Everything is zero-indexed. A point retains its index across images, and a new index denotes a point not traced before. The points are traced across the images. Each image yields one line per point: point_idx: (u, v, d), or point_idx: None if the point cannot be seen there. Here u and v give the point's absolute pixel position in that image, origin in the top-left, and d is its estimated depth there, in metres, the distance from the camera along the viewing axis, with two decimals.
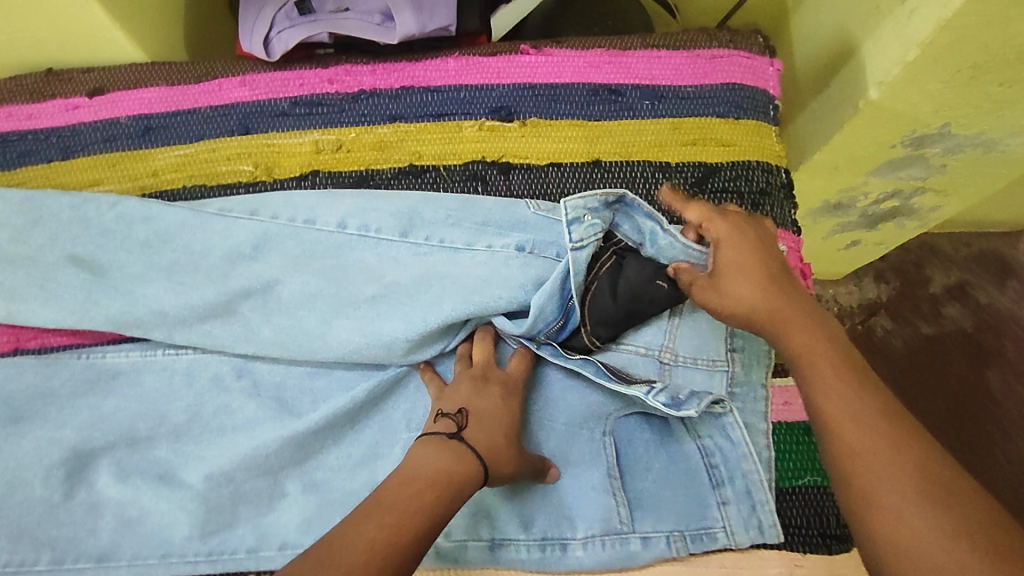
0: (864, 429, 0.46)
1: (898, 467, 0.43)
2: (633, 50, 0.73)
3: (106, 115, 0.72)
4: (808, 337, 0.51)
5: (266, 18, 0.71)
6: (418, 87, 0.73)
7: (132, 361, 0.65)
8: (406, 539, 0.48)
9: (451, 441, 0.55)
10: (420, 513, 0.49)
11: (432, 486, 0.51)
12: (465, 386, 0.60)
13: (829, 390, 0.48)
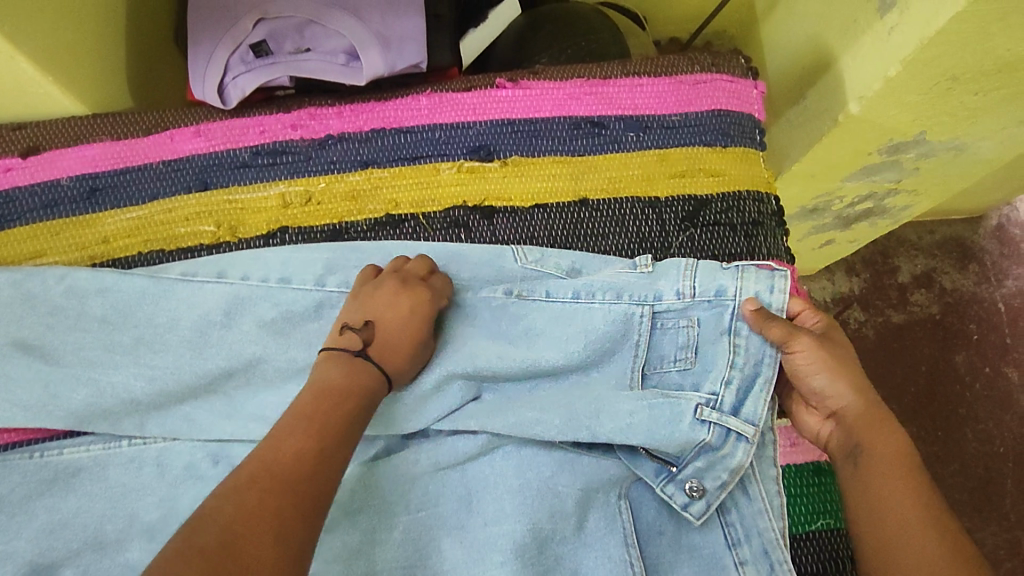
0: (914, 525, 0.51)
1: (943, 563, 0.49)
2: (615, 79, 0.70)
3: (44, 177, 0.65)
4: (886, 441, 0.55)
5: (219, 63, 0.66)
6: (391, 128, 0.68)
7: (92, 456, 0.60)
8: (324, 443, 0.49)
9: (357, 359, 0.55)
10: (330, 423, 0.50)
11: (347, 396, 0.52)
12: (376, 293, 0.59)
13: (890, 486, 0.53)
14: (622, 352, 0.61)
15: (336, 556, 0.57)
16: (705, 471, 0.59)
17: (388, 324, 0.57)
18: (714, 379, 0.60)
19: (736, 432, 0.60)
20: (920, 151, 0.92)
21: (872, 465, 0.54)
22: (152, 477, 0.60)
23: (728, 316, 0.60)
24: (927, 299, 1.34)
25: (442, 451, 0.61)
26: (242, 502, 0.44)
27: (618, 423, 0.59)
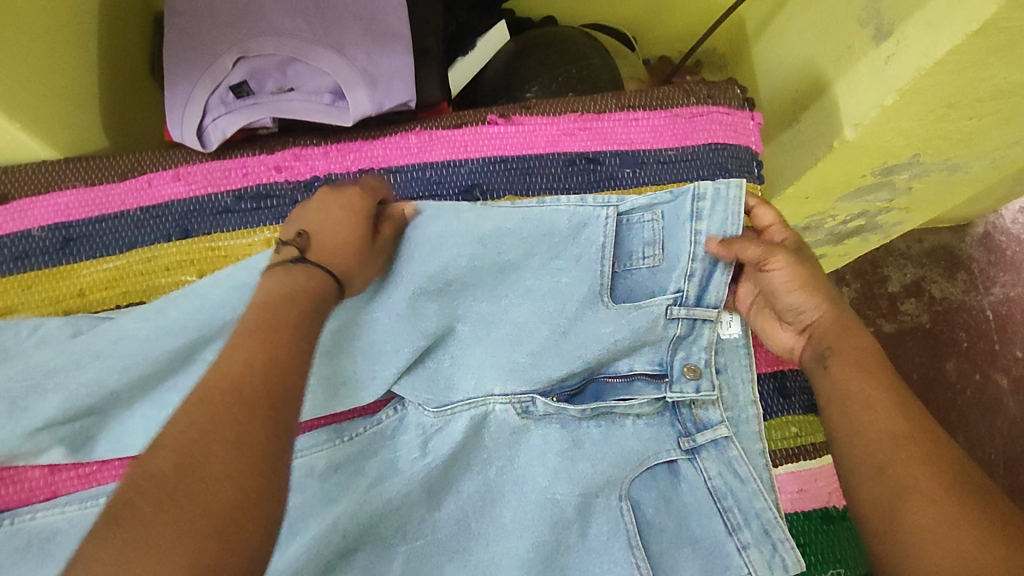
0: (894, 451, 0.47)
1: (925, 481, 0.45)
2: (609, 113, 0.68)
3: (15, 227, 0.62)
4: (846, 369, 0.52)
5: (198, 104, 0.63)
6: (379, 168, 0.66)
7: (69, 517, 0.57)
8: (274, 351, 0.43)
9: (295, 267, 0.49)
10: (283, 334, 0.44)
11: (295, 305, 0.46)
12: (308, 208, 0.53)
13: (861, 414, 0.49)
14: (586, 264, 0.58)
15: None
16: (687, 359, 0.60)
17: (319, 228, 0.51)
18: (679, 276, 0.59)
19: (702, 318, 0.59)
20: (912, 172, 0.90)
21: (841, 393, 0.51)
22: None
23: (687, 202, 0.58)
24: (917, 308, 1.28)
25: (435, 444, 0.59)
26: (197, 422, 0.39)
27: (602, 342, 0.59)
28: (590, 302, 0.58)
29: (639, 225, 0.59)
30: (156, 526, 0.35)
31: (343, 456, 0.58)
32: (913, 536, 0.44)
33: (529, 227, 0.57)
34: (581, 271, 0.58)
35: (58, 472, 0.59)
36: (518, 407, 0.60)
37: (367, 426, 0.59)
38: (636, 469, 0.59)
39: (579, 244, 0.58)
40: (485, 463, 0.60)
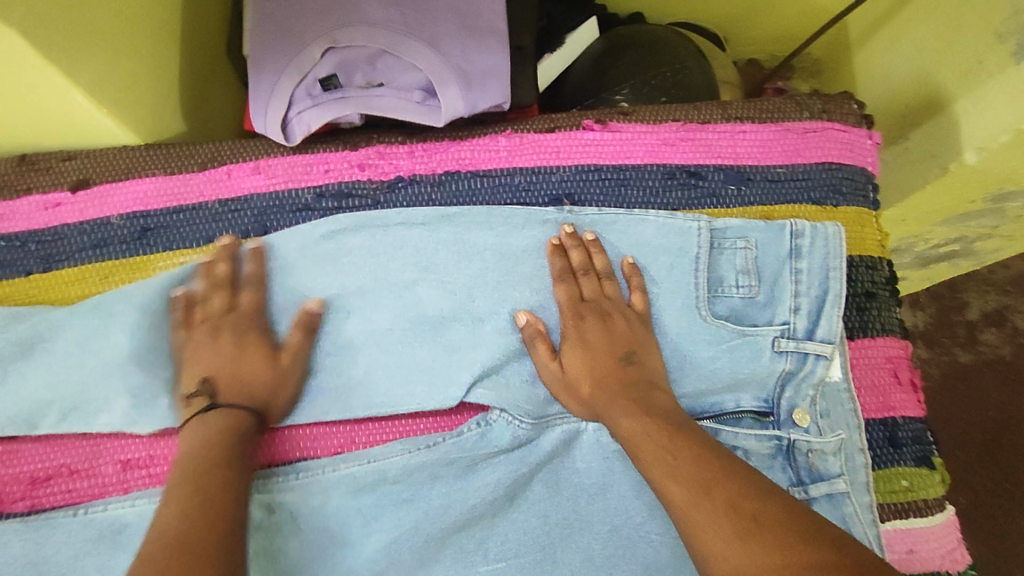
0: (700, 482, 0.43)
1: (706, 511, 0.41)
2: (714, 124, 0.63)
3: (95, 214, 0.61)
4: (631, 419, 0.50)
5: (283, 95, 0.60)
6: (466, 171, 0.62)
7: (138, 511, 0.52)
8: (217, 457, 0.46)
9: (212, 412, 0.50)
10: (217, 449, 0.47)
11: (220, 426, 0.49)
12: (203, 350, 0.53)
13: (662, 455, 0.47)
14: (681, 276, 0.58)
15: None
16: (798, 399, 0.55)
17: (231, 372, 0.52)
18: (785, 307, 0.56)
19: (814, 354, 0.55)
20: None
21: (639, 446, 0.48)
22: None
23: (785, 235, 0.57)
24: (999, 339, 1.11)
25: (524, 454, 0.55)
26: (181, 513, 0.41)
27: (708, 378, 0.56)
28: (685, 310, 0.57)
29: (730, 257, 0.58)
30: None
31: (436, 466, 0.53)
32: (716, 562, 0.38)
33: (629, 244, 0.59)
34: (675, 283, 0.58)
35: (132, 468, 0.55)
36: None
37: (446, 436, 0.54)
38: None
39: (680, 257, 0.58)
40: (580, 479, 0.55)
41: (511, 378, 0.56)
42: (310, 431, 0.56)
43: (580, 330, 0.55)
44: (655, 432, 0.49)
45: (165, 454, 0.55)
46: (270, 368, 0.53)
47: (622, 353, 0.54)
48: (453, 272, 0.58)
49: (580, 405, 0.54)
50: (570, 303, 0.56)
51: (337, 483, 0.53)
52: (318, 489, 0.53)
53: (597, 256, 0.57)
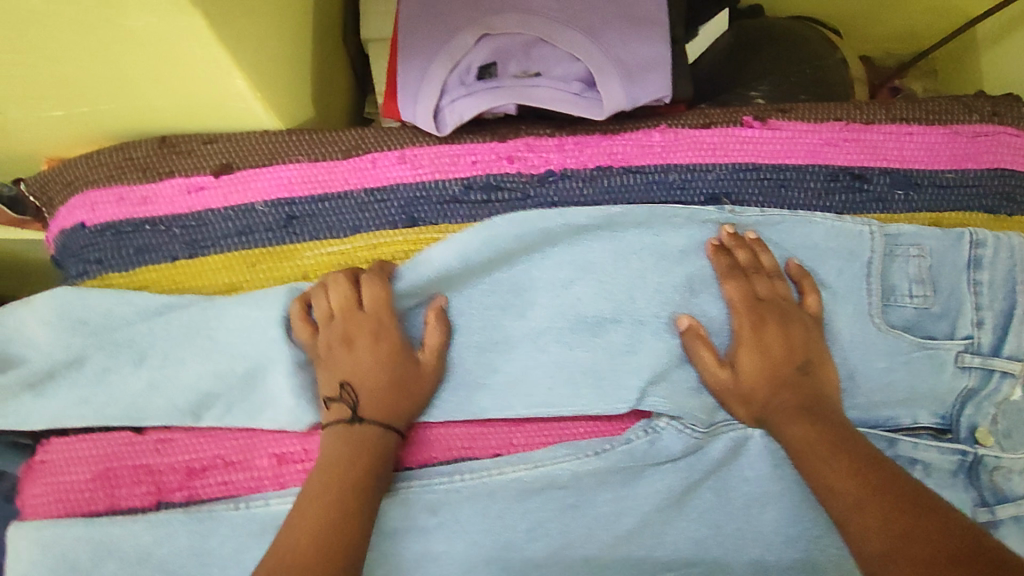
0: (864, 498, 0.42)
1: (871, 528, 0.40)
2: (879, 124, 0.60)
3: (238, 200, 0.59)
4: (799, 426, 0.49)
5: (434, 83, 0.57)
6: (618, 167, 0.60)
7: None
8: (344, 490, 0.45)
9: (355, 425, 0.49)
10: (343, 479, 0.45)
11: (359, 456, 0.47)
12: (338, 353, 0.52)
13: (826, 467, 0.46)
14: (853, 284, 0.55)
15: None
16: (977, 416, 0.54)
17: (372, 382, 0.50)
18: (967, 322, 0.54)
19: (1000, 371, 0.54)
20: None
21: (805, 455, 0.48)
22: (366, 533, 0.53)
23: (964, 245, 0.55)
24: None
25: (690, 463, 0.54)
26: (320, 525, 0.42)
27: (882, 391, 0.54)
28: (858, 319, 0.55)
29: (906, 266, 0.55)
30: None
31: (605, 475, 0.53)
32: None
33: (793, 246, 0.56)
34: (846, 289, 0.56)
35: (286, 462, 0.55)
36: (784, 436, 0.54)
37: (615, 443, 0.54)
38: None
39: (854, 264, 0.56)
40: (745, 492, 0.54)
41: (675, 383, 0.54)
42: (467, 431, 0.55)
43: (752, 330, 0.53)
44: (823, 441, 0.47)
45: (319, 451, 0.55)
46: (408, 377, 0.51)
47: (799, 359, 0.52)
48: (610, 272, 0.55)
49: (748, 406, 0.53)
50: (745, 301, 0.54)
51: (502, 485, 0.53)
52: (481, 492, 0.53)
53: (763, 255, 0.55)
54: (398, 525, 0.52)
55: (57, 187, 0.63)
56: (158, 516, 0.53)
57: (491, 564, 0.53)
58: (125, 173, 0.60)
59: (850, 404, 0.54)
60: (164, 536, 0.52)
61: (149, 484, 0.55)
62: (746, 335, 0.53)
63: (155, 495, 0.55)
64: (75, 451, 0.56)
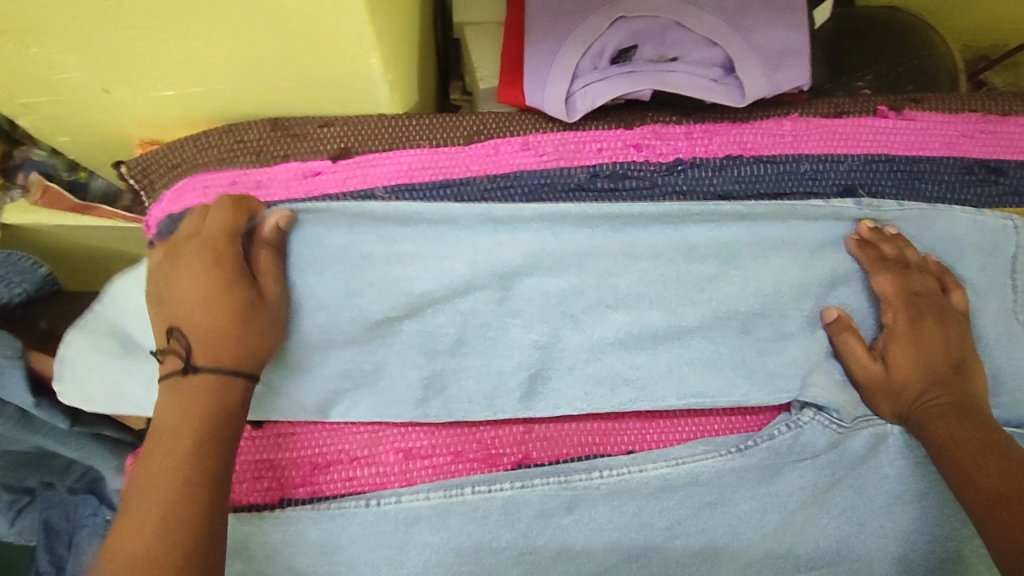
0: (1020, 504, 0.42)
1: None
2: (1013, 117, 0.58)
3: (358, 186, 0.57)
4: (950, 422, 0.48)
5: (568, 67, 0.56)
6: (749, 156, 0.58)
7: (437, 506, 0.50)
8: (199, 438, 0.42)
9: (185, 376, 0.44)
10: (196, 419, 0.43)
11: (202, 391, 0.44)
12: (173, 279, 0.46)
13: (972, 466, 0.45)
14: (995, 278, 0.56)
15: None
16: None
17: (189, 323, 0.45)
18: None
19: None
20: None
21: (953, 452, 0.47)
22: (502, 531, 0.50)
23: None
24: None
25: (831, 459, 0.52)
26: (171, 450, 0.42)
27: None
28: (1001, 315, 0.56)
29: None
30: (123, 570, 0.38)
31: (747, 471, 0.51)
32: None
33: (933, 240, 0.56)
34: (990, 281, 0.56)
35: (413, 458, 0.52)
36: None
37: (758, 439, 0.52)
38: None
39: (998, 258, 0.56)
40: (889, 492, 0.52)
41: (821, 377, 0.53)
42: (599, 426, 0.54)
43: (906, 322, 0.53)
44: (973, 440, 0.47)
45: (448, 444, 0.52)
46: (215, 305, 0.44)
47: (951, 351, 0.52)
48: (752, 267, 0.53)
49: (896, 400, 0.51)
50: (899, 295, 0.53)
51: (645, 484, 0.50)
52: (621, 491, 0.50)
53: (910, 249, 0.54)
54: (537, 524, 0.50)
55: (159, 171, 0.60)
56: (284, 516, 0.50)
57: (631, 563, 0.51)
58: (238, 156, 0.58)
59: (996, 399, 0.55)
60: (293, 534, 0.49)
61: (271, 479, 0.51)
62: (901, 331, 0.52)
63: (278, 491, 0.51)
64: None
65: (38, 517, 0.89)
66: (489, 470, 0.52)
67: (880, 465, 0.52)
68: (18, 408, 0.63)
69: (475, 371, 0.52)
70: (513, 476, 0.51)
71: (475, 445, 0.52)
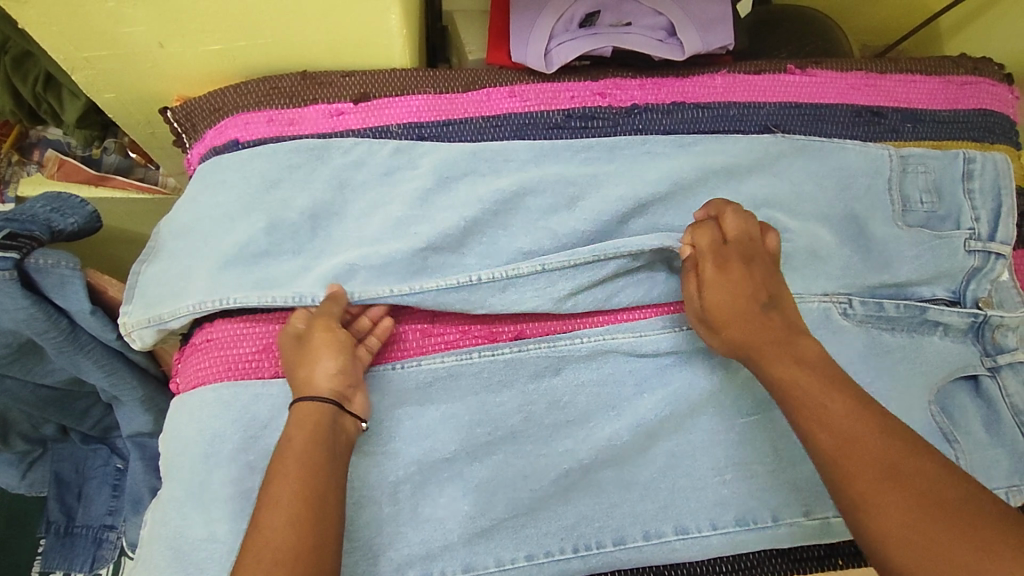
0: (850, 446, 0.45)
1: (860, 470, 0.44)
2: (890, 75, 0.75)
3: (375, 123, 0.69)
4: (784, 363, 0.51)
5: (546, 29, 0.70)
6: (689, 103, 0.72)
7: (450, 367, 0.61)
8: (319, 459, 0.50)
9: (331, 423, 0.53)
10: (323, 450, 0.51)
11: (320, 433, 0.52)
12: (311, 351, 0.56)
13: (816, 404, 0.48)
14: (877, 192, 0.71)
15: (695, 477, 0.62)
16: (979, 290, 0.69)
17: (309, 367, 0.55)
18: (967, 217, 0.70)
19: (996, 253, 0.69)
20: None
21: (789, 382, 0.50)
22: (502, 389, 0.61)
23: (959, 161, 0.71)
24: None
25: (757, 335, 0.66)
26: (300, 468, 0.49)
27: (916, 271, 0.69)
28: (886, 223, 0.70)
29: (913, 182, 0.71)
30: (276, 567, 0.44)
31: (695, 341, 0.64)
32: (870, 522, 0.42)
33: (833, 166, 0.71)
34: (872, 200, 0.70)
35: (429, 335, 0.63)
36: (839, 306, 0.67)
37: None
38: (931, 393, 0.66)
39: (880, 179, 0.71)
40: None
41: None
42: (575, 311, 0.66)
43: (710, 273, 0.58)
44: (814, 377, 0.50)
45: (457, 323, 0.64)
46: (344, 356, 0.57)
47: (753, 317, 0.55)
48: (698, 183, 0.68)
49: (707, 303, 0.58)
50: (712, 246, 0.60)
51: (614, 347, 0.63)
52: (598, 353, 0.63)
53: (805, 194, 0.70)
54: (531, 381, 0.62)
55: (202, 115, 0.70)
56: None
57: (609, 412, 0.62)
58: (274, 99, 0.69)
59: (890, 280, 0.68)
60: None
61: None
62: (710, 280, 0.58)
63: None
64: (239, 328, 0.62)
65: (49, 470, 0.91)
66: (491, 342, 0.64)
67: None
68: (69, 323, 0.69)
69: (478, 250, 0.64)
70: (512, 343, 0.63)
71: (478, 324, 0.64)
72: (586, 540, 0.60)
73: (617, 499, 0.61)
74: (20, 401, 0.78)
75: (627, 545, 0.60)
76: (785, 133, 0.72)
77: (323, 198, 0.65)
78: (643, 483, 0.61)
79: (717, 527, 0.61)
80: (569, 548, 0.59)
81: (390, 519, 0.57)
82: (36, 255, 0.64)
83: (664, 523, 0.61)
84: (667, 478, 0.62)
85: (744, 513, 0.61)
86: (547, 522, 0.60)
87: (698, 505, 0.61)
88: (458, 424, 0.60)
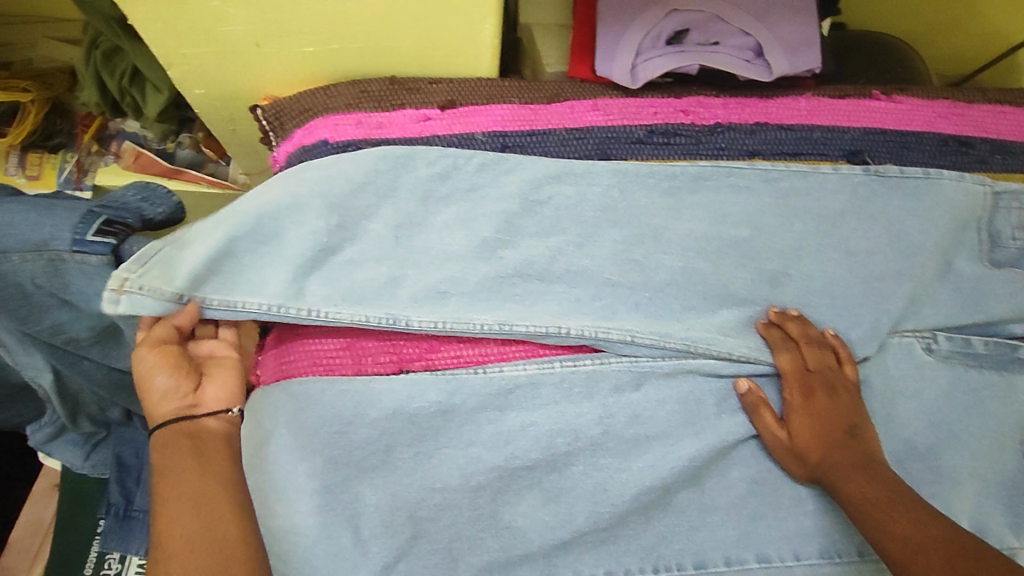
0: (913, 552, 0.46)
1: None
2: (978, 105, 0.74)
3: (461, 129, 0.70)
4: (857, 482, 0.54)
5: (633, 44, 0.70)
6: (773, 124, 0.72)
7: (532, 375, 0.61)
8: (198, 471, 0.58)
9: (188, 433, 0.59)
10: (191, 462, 0.58)
11: (201, 451, 0.59)
12: (147, 375, 0.58)
13: (883, 515, 0.50)
14: (969, 229, 0.68)
15: (779, 504, 0.61)
16: None
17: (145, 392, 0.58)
18: None
19: None
20: None
21: (862, 497, 0.53)
22: (583, 399, 0.61)
23: None
24: None
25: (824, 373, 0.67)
26: (179, 479, 0.56)
27: (1006, 306, 0.67)
28: (977, 258, 0.68)
29: (1010, 217, 0.68)
30: (190, 555, 0.53)
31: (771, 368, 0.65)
32: None
33: (930, 200, 0.67)
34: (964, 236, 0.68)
35: (510, 342, 0.63)
36: (923, 341, 0.67)
37: None
38: (1020, 433, 0.65)
39: (976, 215, 0.68)
40: (894, 388, 0.65)
41: (838, 290, 0.66)
42: None
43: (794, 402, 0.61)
44: (882, 492, 0.52)
45: None
46: (176, 372, 0.59)
47: (830, 445, 0.58)
48: (784, 203, 0.67)
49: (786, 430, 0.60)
50: (795, 371, 0.62)
51: (695, 367, 0.63)
52: (679, 371, 0.63)
53: (899, 221, 0.67)
54: (611, 395, 0.62)
55: (292, 114, 0.72)
56: (407, 378, 0.60)
57: (689, 431, 0.61)
58: (363, 102, 0.70)
59: (979, 315, 0.67)
60: (416, 391, 0.59)
61: (392, 353, 0.62)
62: (791, 407, 0.61)
63: (397, 363, 0.62)
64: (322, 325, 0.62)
65: (111, 453, 0.94)
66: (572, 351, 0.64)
67: (878, 368, 0.66)
68: None
69: (561, 260, 0.64)
70: (594, 355, 0.63)
71: None
72: (665, 561, 0.60)
73: (697, 522, 0.60)
74: (94, 383, 0.80)
75: (707, 568, 0.60)
76: (866, 161, 0.72)
77: (405, 204, 0.64)
78: (722, 506, 0.61)
79: (800, 558, 0.60)
80: (648, 568, 0.59)
81: (473, 524, 0.57)
82: (130, 243, 0.67)
83: (742, 548, 0.60)
84: (748, 504, 0.61)
85: (828, 545, 0.61)
86: (627, 540, 0.59)
87: (779, 533, 0.61)
88: (538, 433, 0.60)
